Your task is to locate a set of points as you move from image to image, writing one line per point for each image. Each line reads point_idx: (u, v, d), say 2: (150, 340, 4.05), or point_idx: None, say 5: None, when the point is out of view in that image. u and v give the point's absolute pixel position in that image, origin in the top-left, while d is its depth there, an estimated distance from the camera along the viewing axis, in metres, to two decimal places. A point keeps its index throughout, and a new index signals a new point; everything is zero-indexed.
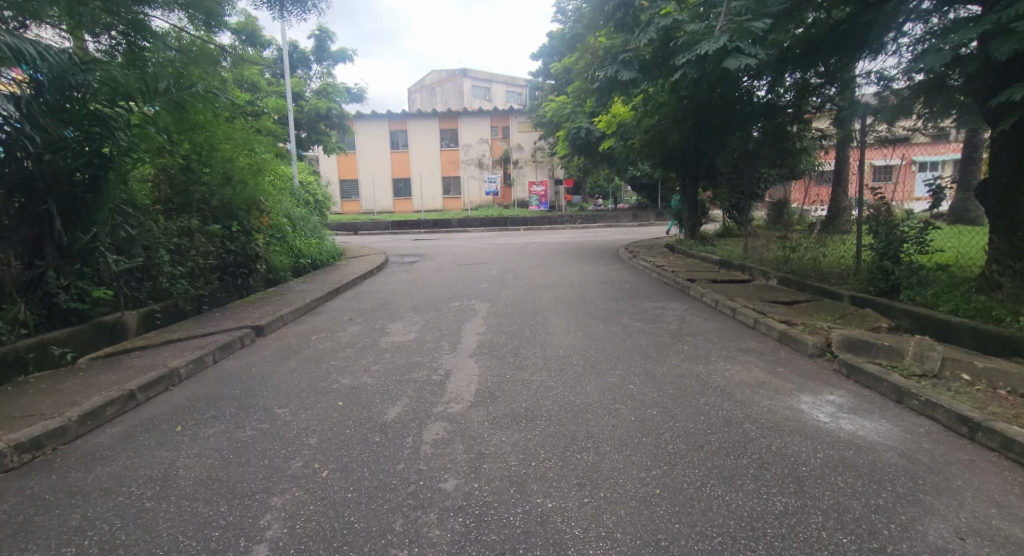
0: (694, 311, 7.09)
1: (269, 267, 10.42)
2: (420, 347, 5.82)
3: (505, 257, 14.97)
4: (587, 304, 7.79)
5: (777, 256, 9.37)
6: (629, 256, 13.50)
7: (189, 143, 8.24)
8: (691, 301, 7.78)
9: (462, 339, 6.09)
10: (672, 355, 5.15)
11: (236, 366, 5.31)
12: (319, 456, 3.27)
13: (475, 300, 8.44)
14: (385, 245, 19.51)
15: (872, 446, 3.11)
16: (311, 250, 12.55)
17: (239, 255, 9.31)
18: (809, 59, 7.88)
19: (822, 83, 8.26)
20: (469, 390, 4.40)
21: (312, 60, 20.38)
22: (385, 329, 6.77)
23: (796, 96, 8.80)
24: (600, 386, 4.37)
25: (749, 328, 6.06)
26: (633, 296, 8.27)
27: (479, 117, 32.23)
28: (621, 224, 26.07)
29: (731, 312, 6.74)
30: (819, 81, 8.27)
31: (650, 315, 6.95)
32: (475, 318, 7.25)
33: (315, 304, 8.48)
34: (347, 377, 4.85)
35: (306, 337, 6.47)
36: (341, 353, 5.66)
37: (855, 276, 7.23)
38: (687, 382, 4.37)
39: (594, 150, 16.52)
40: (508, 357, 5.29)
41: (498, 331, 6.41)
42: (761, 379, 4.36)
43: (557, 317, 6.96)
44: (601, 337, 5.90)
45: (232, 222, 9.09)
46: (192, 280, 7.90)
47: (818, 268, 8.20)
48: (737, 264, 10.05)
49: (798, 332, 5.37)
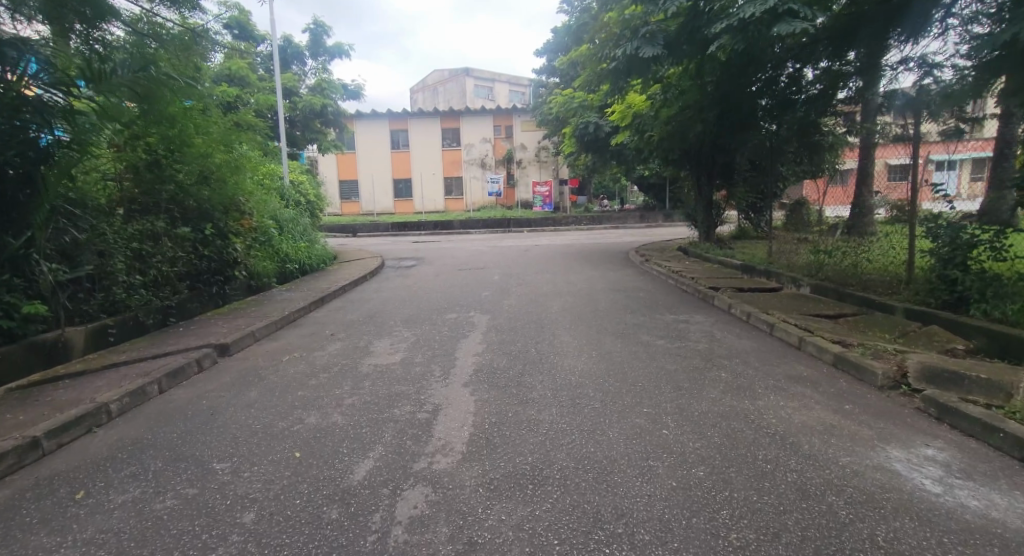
0: (723, 326, 6.19)
1: (250, 274, 9.57)
2: (406, 373, 4.92)
3: (508, 261, 14.09)
4: (601, 317, 6.90)
5: (810, 261, 8.45)
6: (640, 260, 12.60)
7: (157, 136, 7.36)
8: (718, 313, 6.87)
9: (458, 362, 5.20)
10: (709, 385, 4.27)
11: (184, 398, 4.44)
12: (253, 547, 2.42)
13: (473, 311, 7.55)
14: (383, 248, 18.66)
15: (1020, 543, 2.23)
16: (299, 255, 11.70)
17: (214, 261, 8.44)
18: (838, 43, 7.06)
19: (852, 71, 7.39)
20: (461, 435, 3.51)
21: (307, 56, 19.57)
22: (370, 348, 5.89)
23: (823, 86, 7.94)
24: (625, 431, 3.48)
25: (793, 349, 5.17)
26: (650, 307, 7.38)
27: (481, 115, 31.40)
28: (628, 226, 25.11)
29: (768, 329, 5.85)
30: (849, 69, 7.43)
31: (674, 331, 6.04)
32: (473, 334, 6.35)
33: (295, 316, 7.60)
34: (314, 415, 3.97)
35: (277, 358, 5.60)
36: (313, 381, 4.79)
37: (909, 285, 6.33)
38: (734, 426, 3.48)
39: (603, 147, 15.60)
40: (512, 387, 4.40)
41: (500, 351, 5.52)
42: (829, 422, 3.46)
43: (566, 334, 6.07)
44: (620, 359, 5.02)
45: (205, 225, 8.24)
46: (155, 289, 7.04)
47: (859, 275, 7.27)
48: (763, 270, 9.14)
49: (859, 357, 4.48)
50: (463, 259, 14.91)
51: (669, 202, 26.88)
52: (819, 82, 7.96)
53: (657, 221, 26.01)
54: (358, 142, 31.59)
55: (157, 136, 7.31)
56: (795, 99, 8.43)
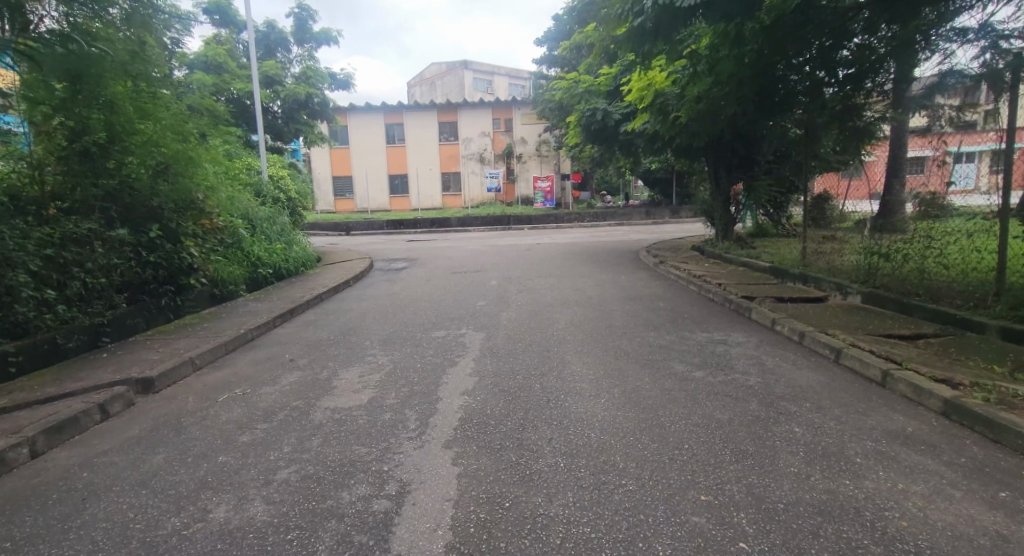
0: (772, 351, 5.00)
1: (211, 281, 8.38)
2: (370, 424, 3.73)
3: (507, 262, 12.88)
4: (619, 337, 5.72)
5: (858, 264, 7.25)
6: (654, 261, 11.37)
7: (89, 121, 6.17)
8: (759, 331, 5.71)
9: (442, 406, 4.01)
10: (784, 450, 3.08)
11: (65, 463, 3.29)
12: None
13: (465, 327, 6.39)
14: (374, 248, 17.46)
15: None
16: (274, 257, 10.49)
17: (163, 269, 7.24)
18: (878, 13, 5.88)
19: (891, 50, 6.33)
20: (434, 548, 2.35)
21: (292, 42, 18.28)
22: (331, 381, 4.71)
23: (857, 70, 6.88)
24: (679, 543, 2.30)
25: (876, 387, 3.98)
26: (676, 323, 6.21)
27: (479, 108, 30.18)
28: (634, 222, 23.87)
29: (833, 356, 4.67)
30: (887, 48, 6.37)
31: (711, 359, 4.86)
32: (463, 360, 5.17)
33: (254, 335, 6.41)
34: (226, 504, 2.77)
35: (212, 397, 4.43)
36: (246, 436, 3.60)
37: (1002, 298, 5.14)
38: (846, 536, 2.29)
39: (612, 137, 13.28)
40: (510, 451, 3.21)
41: (496, 388, 4.35)
42: (991, 531, 2.28)
43: (578, 361, 4.91)
44: (652, 405, 3.82)
45: (151, 227, 7.04)
46: (81, 304, 5.91)
47: (927, 282, 6.08)
48: (801, 275, 7.93)
49: (983, 405, 3.29)
50: (458, 260, 13.73)
51: (676, 197, 25.75)
52: (852, 63, 6.85)
53: (664, 215, 24.80)
54: (351, 137, 30.34)
55: (90, 119, 6.15)
56: (824, 82, 7.33)
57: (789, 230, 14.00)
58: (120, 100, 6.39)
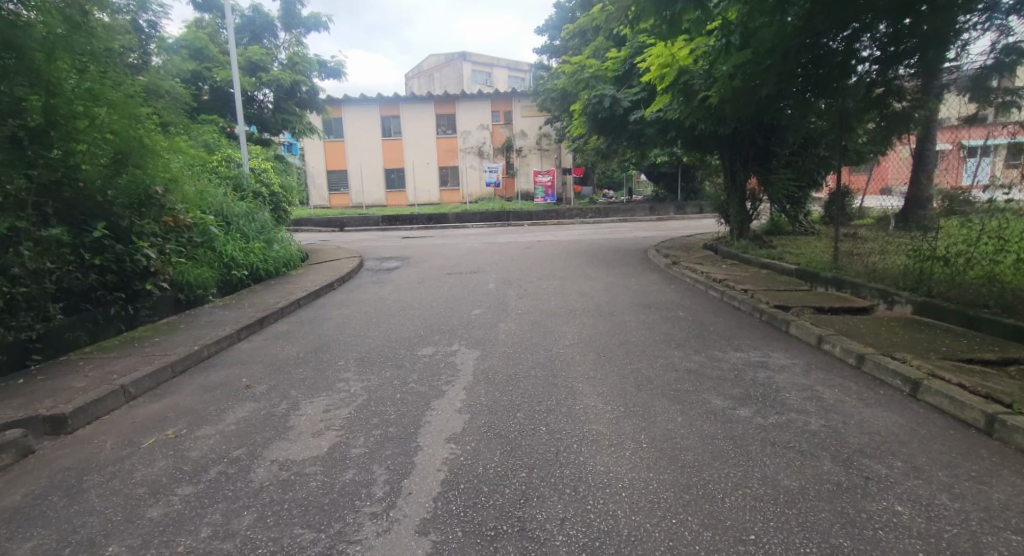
0: (826, 381, 4.11)
1: (174, 284, 7.47)
2: (327, 489, 2.86)
3: (505, 261, 11.94)
4: (637, 358, 4.81)
5: (908, 267, 6.34)
6: (665, 262, 10.46)
7: (27, 104, 5.23)
8: (804, 351, 4.82)
9: (420, 460, 3.12)
10: (895, 550, 2.18)
11: None
12: None
13: (456, 342, 5.53)
14: (366, 245, 16.55)
15: None
16: (251, 256, 9.58)
17: (112, 273, 6.31)
18: None
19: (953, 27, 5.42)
20: None
21: (280, 28, 17.28)
22: (288, 418, 3.83)
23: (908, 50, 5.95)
24: None
25: (980, 438, 3.10)
26: (703, 339, 5.31)
27: (478, 99, 29.15)
28: (638, 218, 22.99)
29: (908, 389, 3.78)
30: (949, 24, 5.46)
31: (756, 392, 3.95)
32: (453, 388, 4.29)
33: (210, 351, 5.51)
34: None
35: (136, 442, 3.54)
36: (159, 508, 2.72)
37: None
38: None
39: (618, 126, 12.35)
40: (507, 545, 2.33)
41: (490, 430, 3.47)
42: None
43: (591, 391, 4.03)
44: (695, 463, 2.93)
45: (97, 224, 6.08)
46: (3, 317, 5.05)
47: (999, 292, 5.18)
48: (838, 279, 7.00)
49: None
50: (454, 259, 12.85)
51: (681, 192, 24.83)
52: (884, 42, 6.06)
53: (668, 211, 23.87)
54: (347, 130, 29.37)
55: (29, 102, 5.23)
56: (859, 63, 6.47)
57: (806, 227, 13.12)
58: (61, 79, 5.47)
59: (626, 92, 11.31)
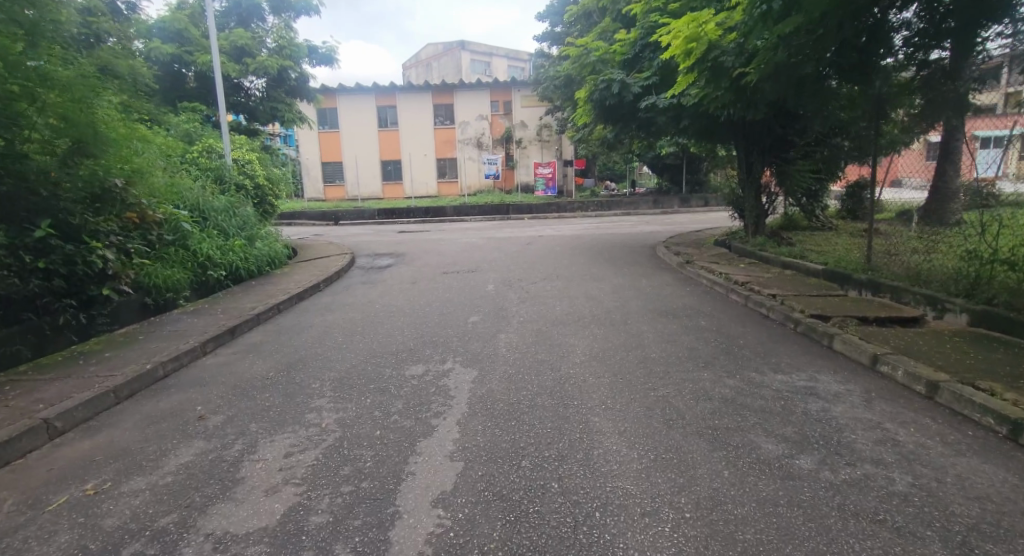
0: (898, 416, 3.38)
1: (139, 287, 6.75)
2: None
3: (505, 259, 11.18)
4: (662, 382, 4.07)
5: (961, 269, 5.60)
6: (677, 260, 9.69)
7: None
8: (859, 374, 4.08)
9: (398, 536, 2.40)
10: None
11: None
12: None
13: (449, 359, 4.79)
14: (359, 241, 15.78)
15: None
16: (231, 254, 8.84)
17: (60, 277, 5.55)
18: None
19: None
20: None
21: (268, 12, 16.40)
22: (240, 465, 3.11)
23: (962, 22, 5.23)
24: None
25: None
26: (735, 357, 4.57)
27: (477, 89, 28.27)
28: (641, 212, 22.26)
29: (1004, 430, 3.08)
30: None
31: (814, 432, 3.22)
32: (444, 422, 3.57)
33: (166, 368, 4.78)
34: None
35: (46, 500, 2.83)
36: None
37: None
38: None
39: (626, 114, 11.52)
40: None
41: (488, 488, 2.74)
42: None
43: (610, 431, 3.30)
44: (760, 550, 2.20)
45: (41, 222, 5.32)
46: None
47: None
48: (879, 283, 6.25)
49: None
50: (451, 256, 12.09)
51: (686, 185, 24.05)
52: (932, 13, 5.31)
53: (673, 204, 23.10)
54: (341, 120, 28.50)
55: None
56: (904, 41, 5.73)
57: (823, 223, 12.39)
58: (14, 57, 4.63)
59: (637, 76, 10.47)
